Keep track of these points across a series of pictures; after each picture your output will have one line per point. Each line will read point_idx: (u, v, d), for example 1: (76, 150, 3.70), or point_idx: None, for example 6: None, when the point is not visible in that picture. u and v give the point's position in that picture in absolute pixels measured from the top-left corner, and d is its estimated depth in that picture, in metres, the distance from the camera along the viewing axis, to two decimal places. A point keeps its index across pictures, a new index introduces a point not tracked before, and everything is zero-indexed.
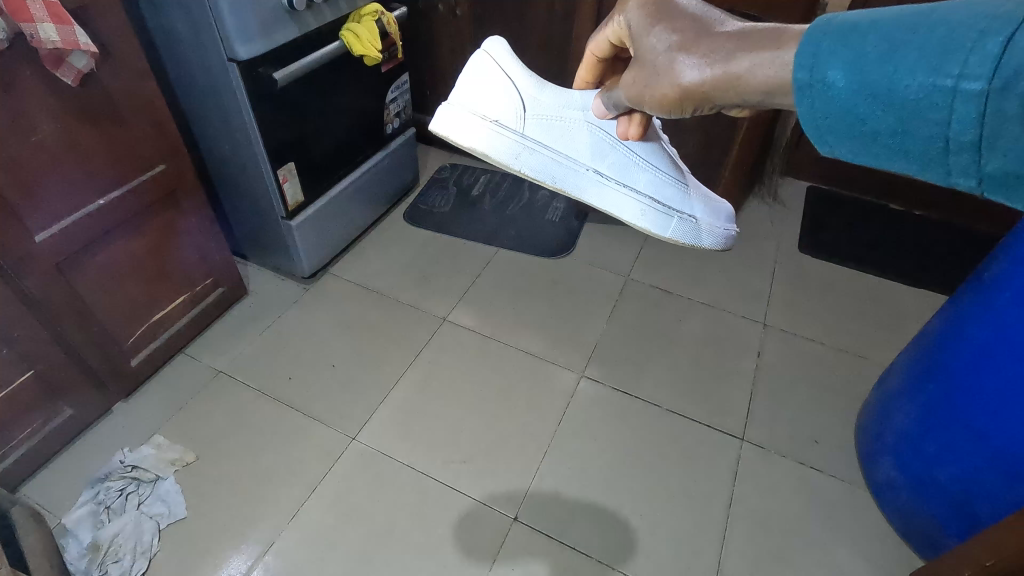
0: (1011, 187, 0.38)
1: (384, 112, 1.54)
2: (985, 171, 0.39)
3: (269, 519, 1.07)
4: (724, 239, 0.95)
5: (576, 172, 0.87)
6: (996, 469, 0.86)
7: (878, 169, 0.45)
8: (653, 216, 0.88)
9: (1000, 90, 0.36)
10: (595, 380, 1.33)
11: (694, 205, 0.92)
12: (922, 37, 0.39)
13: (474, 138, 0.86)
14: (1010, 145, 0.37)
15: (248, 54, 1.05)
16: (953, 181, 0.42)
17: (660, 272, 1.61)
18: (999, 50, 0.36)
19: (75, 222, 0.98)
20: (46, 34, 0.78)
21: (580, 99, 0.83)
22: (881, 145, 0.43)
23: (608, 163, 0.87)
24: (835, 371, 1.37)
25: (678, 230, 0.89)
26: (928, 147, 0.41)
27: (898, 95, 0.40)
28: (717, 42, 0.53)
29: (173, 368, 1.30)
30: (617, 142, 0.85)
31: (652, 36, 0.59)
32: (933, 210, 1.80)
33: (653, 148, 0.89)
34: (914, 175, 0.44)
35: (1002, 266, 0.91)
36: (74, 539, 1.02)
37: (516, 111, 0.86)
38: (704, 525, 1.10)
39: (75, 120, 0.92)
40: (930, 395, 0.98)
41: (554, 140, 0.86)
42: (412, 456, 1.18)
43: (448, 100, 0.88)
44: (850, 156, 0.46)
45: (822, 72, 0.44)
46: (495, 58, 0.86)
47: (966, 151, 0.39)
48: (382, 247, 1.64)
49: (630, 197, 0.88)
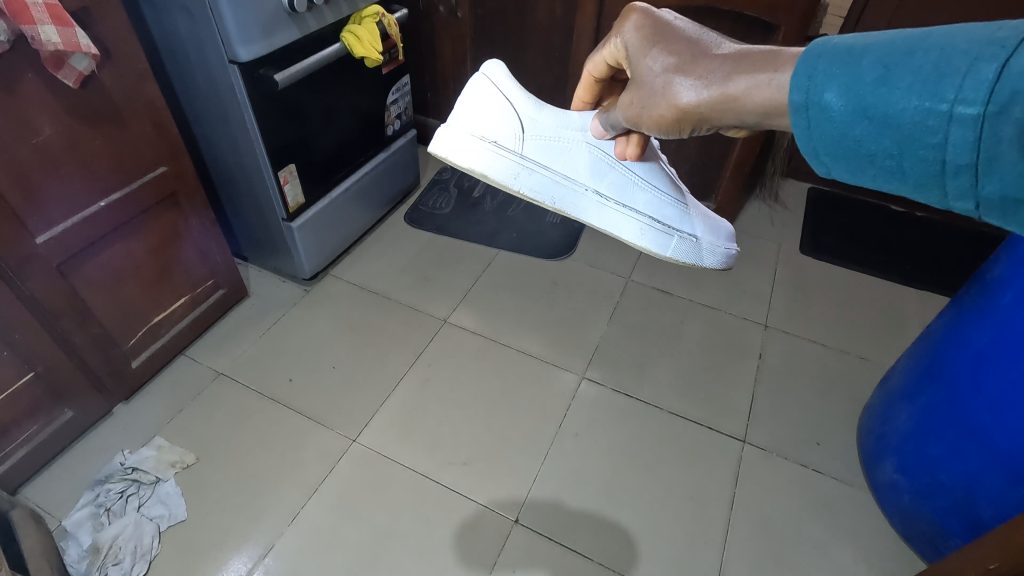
0: (1009, 210, 0.39)
1: (385, 114, 1.54)
2: (982, 194, 0.39)
3: (270, 521, 1.07)
4: (725, 257, 0.94)
5: (576, 193, 0.86)
6: (999, 471, 0.86)
7: (876, 190, 0.45)
8: (652, 235, 0.88)
9: (996, 114, 0.36)
10: (597, 381, 1.33)
11: (694, 223, 0.92)
12: (918, 61, 0.40)
13: (474, 159, 0.84)
14: (1007, 169, 0.37)
15: (249, 56, 1.05)
16: (950, 204, 0.42)
17: (661, 274, 1.61)
18: (993, 76, 0.36)
19: (76, 224, 0.98)
20: (47, 36, 0.78)
21: (579, 120, 0.83)
22: (878, 166, 0.44)
23: (608, 183, 0.86)
24: (836, 372, 1.37)
25: (678, 250, 0.89)
26: (926, 170, 0.41)
27: (896, 118, 0.41)
28: (714, 64, 0.54)
29: (174, 369, 1.30)
30: (615, 162, 0.85)
31: (648, 57, 0.59)
32: (934, 211, 1.80)
33: (652, 168, 0.89)
34: (911, 196, 0.44)
35: (1003, 267, 0.91)
36: (74, 541, 1.02)
37: (516, 132, 0.85)
38: (705, 528, 1.10)
39: (77, 122, 0.92)
40: (932, 397, 0.98)
41: (553, 160, 0.85)
42: (412, 458, 1.17)
43: (447, 120, 0.86)
44: (847, 176, 0.46)
45: (819, 94, 0.44)
46: (493, 79, 0.85)
47: (964, 174, 0.39)
48: (383, 249, 1.64)
49: (630, 217, 0.87)
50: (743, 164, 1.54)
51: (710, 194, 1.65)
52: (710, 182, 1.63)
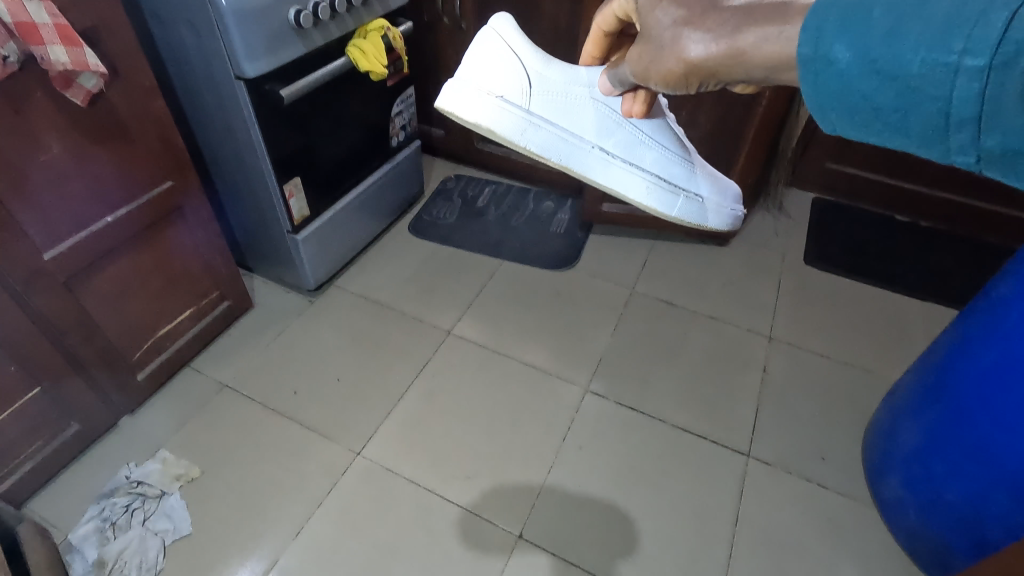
0: (1010, 164, 0.39)
1: (390, 125, 1.55)
2: (984, 149, 0.39)
3: (274, 536, 1.07)
4: (731, 219, 0.95)
5: (582, 150, 0.85)
6: (1005, 490, 0.86)
7: (880, 145, 0.46)
8: (659, 194, 0.87)
9: (1003, 66, 0.36)
10: (601, 394, 1.33)
11: (701, 184, 0.91)
12: (930, 11, 0.39)
13: (480, 114, 0.82)
14: (1010, 123, 0.37)
15: (255, 72, 1.05)
16: (952, 159, 0.42)
17: (665, 285, 1.60)
18: (1004, 24, 0.36)
19: (84, 238, 0.99)
20: (56, 56, 0.79)
21: (586, 75, 0.82)
22: (882, 121, 0.44)
23: (615, 140, 0.85)
24: (841, 385, 1.37)
25: (684, 209, 0.88)
26: (929, 124, 0.41)
27: (903, 69, 0.40)
28: (725, 15, 0.52)
29: (178, 382, 1.31)
30: (623, 119, 0.84)
31: (658, 10, 0.57)
32: (939, 221, 1.80)
33: (659, 125, 0.88)
34: (914, 151, 0.44)
35: (1010, 284, 0.90)
36: (80, 555, 1.02)
37: (522, 87, 0.84)
38: (709, 543, 1.09)
39: (84, 139, 0.93)
40: (938, 414, 0.97)
41: (561, 117, 0.84)
42: (416, 472, 1.17)
43: (453, 76, 0.83)
44: (851, 132, 0.46)
45: (827, 46, 0.44)
46: (501, 34, 0.84)
47: (966, 127, 0.39)
48: (387, 259, 1.64)
49: (637, 176, 0.86)
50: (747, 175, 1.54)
51: None
52: None
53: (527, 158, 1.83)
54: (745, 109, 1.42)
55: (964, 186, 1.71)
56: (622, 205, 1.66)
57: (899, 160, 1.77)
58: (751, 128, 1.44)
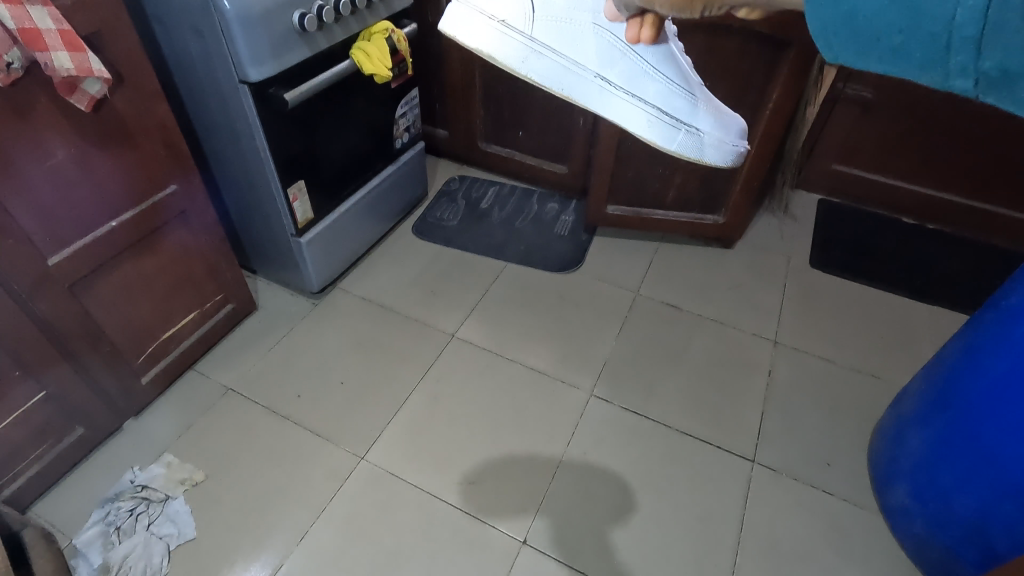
0: (1006, 82, 0.42)
1: (394, 127, 1.54)
2: (983, 69, 0.43)
3: (278, 541, 1.07)
4: (733, 155, 0.93)
5: (584, 79, 0.85)
6: (1014, 502, 0.85)
7: (884, 70, 0.49)
8: (659, 127, 0.87)
9: None
10: (605, 399, 1.32)
11: (703, 118, 0.90)
12: None
13: (481, 39, 0.83)
14: (1009, 40, 0.40)
15: (259, 76, 1.05)
16: (953, 82, 0.45)
17: (670, 288, 1.60)
18: None
19: (88, 244, 0.98)
20: (60, 62, 0.78)
21: (593, 0, 0.83)
22: (884, 44, 0.47)
23: (617, 70, 0.85)
24: (847, 390, 1.36)
25: (683, 143, 0.88)
26: (932, 46, 0.44)
27: None
28: None
29: (182, 386, 1.30)
30: (626, 48, 0.84)
31: None
32: (946, 224, 1.79)
33: (664, 55, 0.87)
34: (917, 74, 0.47)
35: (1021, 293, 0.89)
36: (84, 559, 1.02)
37: (526, 12, 0.83)
38: (714, 550, 1.09)
39: (89, 146, 0.93)
40: (946, 424, 0.97)
41: (563, 43, 0.84)
42: (420, 476, 1.17)
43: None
44: (855, 59, 0.50)
45: None
46: None
47: (967, 48, 0.43)
48: (391, 261, 1.64)
49: (637, 106, 0.86)
50: (753, 178, 1.53)
51: (717, 207, 1.62)
52: (718, 197, 1.60)
53: (531, 160, 1.82)
54: (752, 112, 1.41)
55: (972, 189, 1.70)
56: (627, 207, 1.65)
57: (905, 163, 1.75)
58: (758, 131, 1.43)
